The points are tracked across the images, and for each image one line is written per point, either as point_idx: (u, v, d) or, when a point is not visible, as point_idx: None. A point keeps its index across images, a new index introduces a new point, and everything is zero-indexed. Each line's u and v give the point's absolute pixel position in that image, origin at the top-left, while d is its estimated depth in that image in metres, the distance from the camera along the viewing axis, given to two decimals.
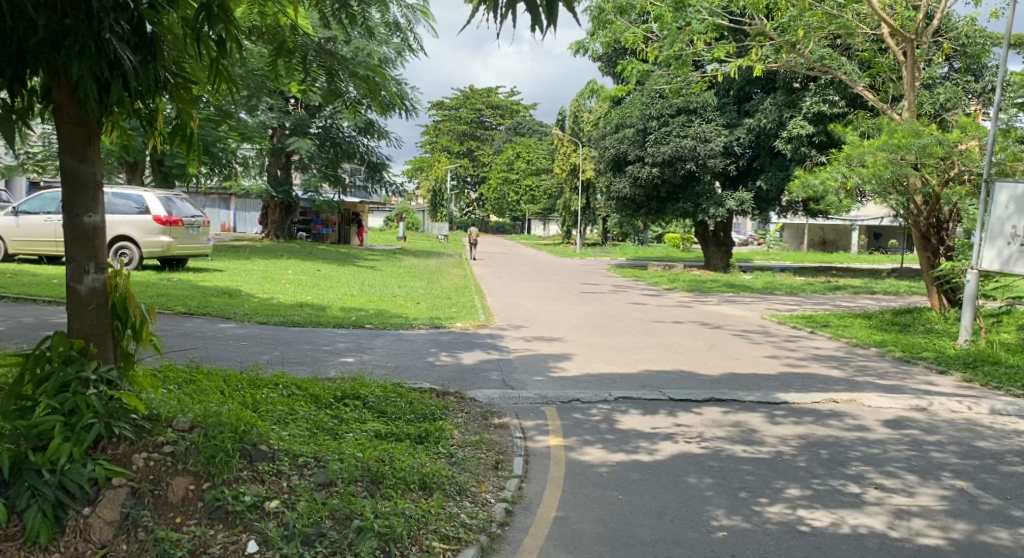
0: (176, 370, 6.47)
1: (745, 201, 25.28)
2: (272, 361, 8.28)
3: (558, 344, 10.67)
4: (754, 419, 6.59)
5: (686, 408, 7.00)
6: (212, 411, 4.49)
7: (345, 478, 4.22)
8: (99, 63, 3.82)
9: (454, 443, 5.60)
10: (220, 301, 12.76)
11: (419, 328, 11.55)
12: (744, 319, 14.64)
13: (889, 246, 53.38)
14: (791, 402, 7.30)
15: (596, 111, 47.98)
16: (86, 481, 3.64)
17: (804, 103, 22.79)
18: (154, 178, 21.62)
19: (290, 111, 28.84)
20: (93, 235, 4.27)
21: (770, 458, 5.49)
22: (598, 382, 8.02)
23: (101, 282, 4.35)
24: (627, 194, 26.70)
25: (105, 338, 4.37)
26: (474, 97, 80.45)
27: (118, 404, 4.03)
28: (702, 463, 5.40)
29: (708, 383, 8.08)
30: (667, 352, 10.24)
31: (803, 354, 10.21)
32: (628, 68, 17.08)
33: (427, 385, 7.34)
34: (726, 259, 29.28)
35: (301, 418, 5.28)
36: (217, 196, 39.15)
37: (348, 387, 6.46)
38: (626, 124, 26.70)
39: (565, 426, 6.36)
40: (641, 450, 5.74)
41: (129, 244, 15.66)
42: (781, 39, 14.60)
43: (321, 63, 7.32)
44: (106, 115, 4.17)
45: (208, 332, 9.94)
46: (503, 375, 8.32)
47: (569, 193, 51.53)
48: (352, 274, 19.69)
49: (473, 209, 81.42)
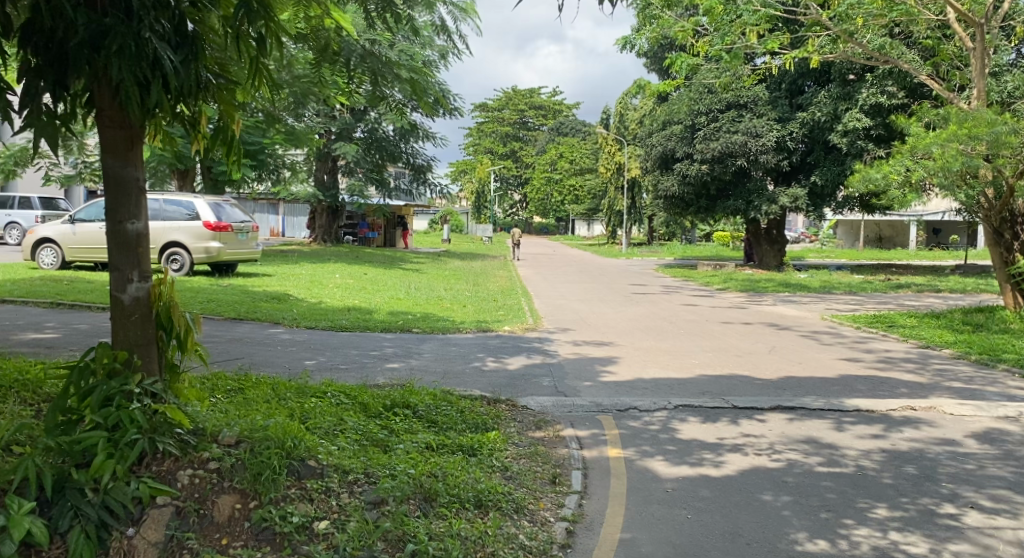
0: (226, 379, 6.40)
1: (798, 198, 24.53)
2: (319, 368, 8.12)
3: (609, 347, 10.34)
4: (827, 429, 6.19)
5: (750, 417, 6.61)
6: (259, 424, 4.28)
7: (397, 496, 3.98)
8: (139, 65, 3.69)
9: (509, 455, 5.35)
10: (268, 305, 12.74)
11: (466, 331, 11.35)
12: (803, 319, 14.11)
13: (950, 241, 51.46)
14: (865, 409, 6.86)
15: (642, 109, 47.33)
16: (129, 501, 3.49)
17: (860, 95, 21.95)
18: (204, 185, 21.91)
19: (336, 116, 29.04)
20: (136, 242, 4.12)
21: (852, 475, 5.11)
22: (654, 389, 7.65)
23: (144, 291, 4.20)
24: (675, 192, 26.20)
25: (149, 349, 4.21)
26: (517, 98, 80.43)
27: (162, 419, 3.87)
28: (776, 480, 5.05)
29: (773, 389, 7.66)
30: (726, 355, 9.82)
31: (873, 356, 9.68)
32: (677, 63, 16.62)
33: (476, 392, 7.08)
34: (779, 258, 28.53)
35: (350, 430, 5.08)
36: (266, 201, 39.74)
37: (398, 395, 6.24)
38: (674, 120, 26.22)
39: (623, 436, 6.05)
40: (707, 462, 5.41)
41: (181, 249, 15.88)
42: (839, 28, 14.01)
43: (365, 67, 7.18)
44: (150, 118, 4.03)
45: (257, 338, 9.88)
46: (554, 381, 8.01)
47: (614, 192, 51.00)
48: (399, 277, 19.63)
49: (516, 211, 81.29)
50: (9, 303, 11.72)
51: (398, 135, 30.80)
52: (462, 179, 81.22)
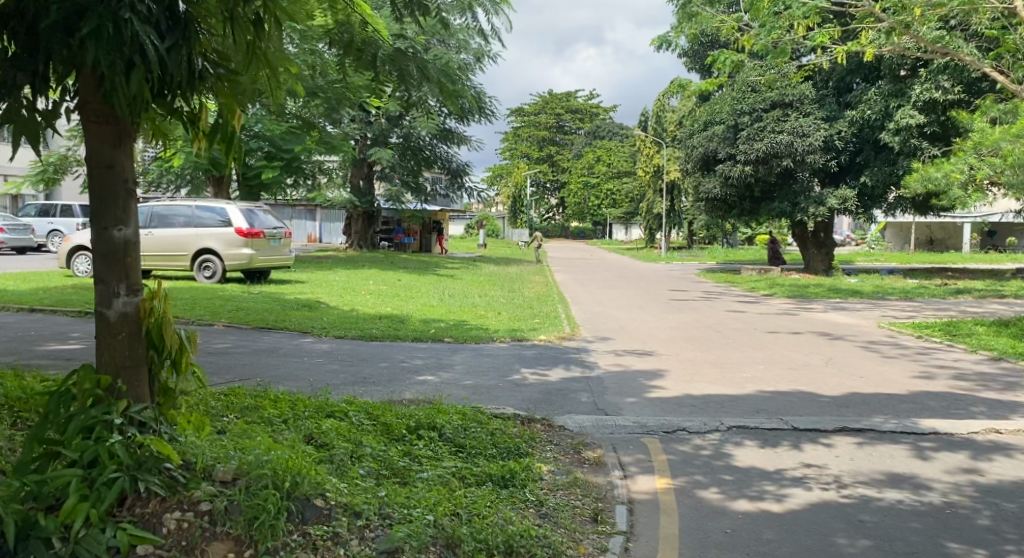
0: (243, 396, 5.96)
1: (848, 198, 23.45)
2: (344, 382, 7.63)
3: (652, 359, 9.68)
4: (900, 454, 5.48)
5: (813, 440, 5.92)
6: (261, 455, 3.76)
7: (413, 545, 3.45)
8: (117, 53, 3.30)
9: (544, 487, 4.77)
10: (299, 314, 12.36)
11: (499, 341, 10.79)
12: (858, 327, 13.26)
13: (1006, 243, 49.35)
14: (943, 431, 6.11)
15: (682, 109, 46.34)
16: (105, 552, 3.03)
17: (913, 92, 20.89)
18: (240, 192, 21.77)
19: (372, 122, 28.76)
20: (124, 252, 3.71)
21: (941, 514, 4.41)
22: (703, 408, 6.99)
23: (133, 305, 3.75)
24: (717, 194, 25.36)
25: (137, 372, 3.74)
26: (553, 102, 79.53)
27: (148, 453, 3.38)
28: (852, 519, 4.38)
29: (835, 408, 6.93)
30: (780, 368, 9.08)
31: (943, 370, 8.90)
32: (720, 59, 15.78)
33: (509, 411, 6.51)
34: (828, 262, 27.38)
35: (367, 457, 4.60)
36: (303, 208, 39.68)
37: (424, 416, 5.71)
38: (715, 120, 25.32)
39: (672, 463, 5.42)
40: (769, 496, 4.76)
41: (213, 256, 15.65)
42: (894, 19, 13.12)
43: (393, 68, 6.74)
44: (137, 112, 3.60)
45: (286, 349, 9.50)
46: (594, 397, 7.40)
47: (653, 194, 49.96)
48: (433, 284, 19.15)
49: (553, 215, 80.56)
50: (38, 312, 11.51)
51: (433, 140, 30.51)
52: (498, 184, 80.69)
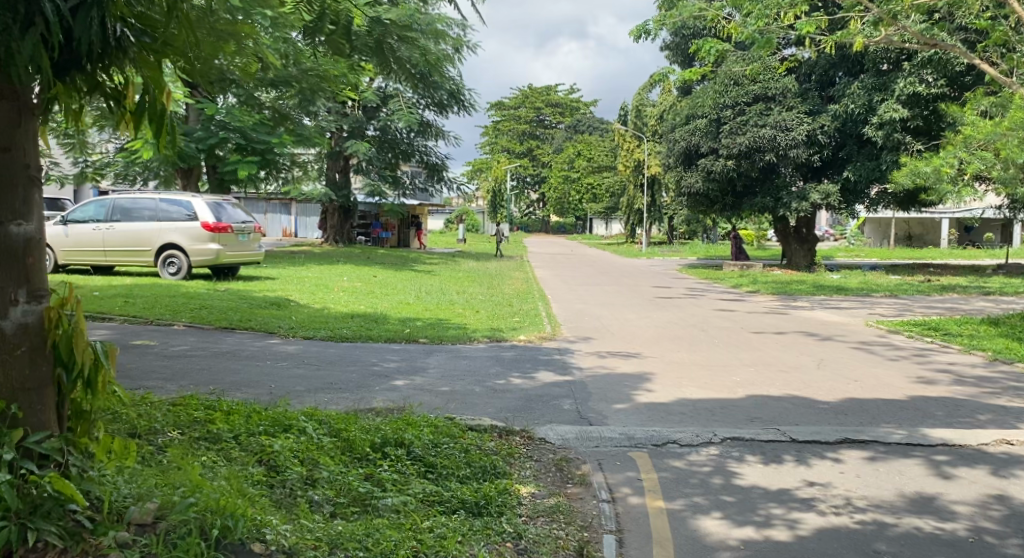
0: (194, 407, 5.37)
1: (830, 193, 23.12)
2: (307, 389, 7.04)
3: (637, 362, 9.20)
4: (913, 471, 5.04)
5: (817, 453, 5.46)
6: (190, 491, 3.18)
7: None
8: (6, 9, 2.75)
9: (523, 514, 4.25)
10: (266, 312, 11.72)
11: (477, 341, 10.26)
12: (847, 326, 12.89)
13: (983, 240, 49.68)
14: (952, 442, 5.68)
15: (663, 104, 46.00)
16: None
17: (896, 85, 20.73)
18: (210, 184, 20.98)
19: (347, 113, 28.03)
20: (25, 250, 3.14)
21: (966, 544, 3.95)
22: (695, 416, 6.49)
23: (36, 314, 3.17)
24: (699, 188, 24.88)
25: (42, 392, 3.16)
26: (534, 97, 79.30)
27: (45, 493, 2.83)
28: (867, 549, 3.90)
29: (834, 416, 6.48)
30: (771, 371, 8.64)
31: (941, 373, 8.52)
32: (702, 49, 15.21)
33: (486, 421, 5.97)
34: (810, 258, 27.12)
35: (323, 483, 4.08)
36: (277, 201, 38.82)
37: (391, 430, 5.15)
38: (698, 114, 24.89)
39: (666, 482, 4.93)
40: (776, 522, 4.27)
41: (179, 252, 14.95)
42: (884, 9, 12.62)
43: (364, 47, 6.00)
44: (36, 81, 3.01)
45: (250, 352, 8.88)
46: (577, 404, 6.90)
47: (633, 189, 49.54)
48: (408, 280, 18.53)
49: (532, 210, 80.15)
50: None
51: (411, 133, 29.85)
52: (478, 178, 80.14)
